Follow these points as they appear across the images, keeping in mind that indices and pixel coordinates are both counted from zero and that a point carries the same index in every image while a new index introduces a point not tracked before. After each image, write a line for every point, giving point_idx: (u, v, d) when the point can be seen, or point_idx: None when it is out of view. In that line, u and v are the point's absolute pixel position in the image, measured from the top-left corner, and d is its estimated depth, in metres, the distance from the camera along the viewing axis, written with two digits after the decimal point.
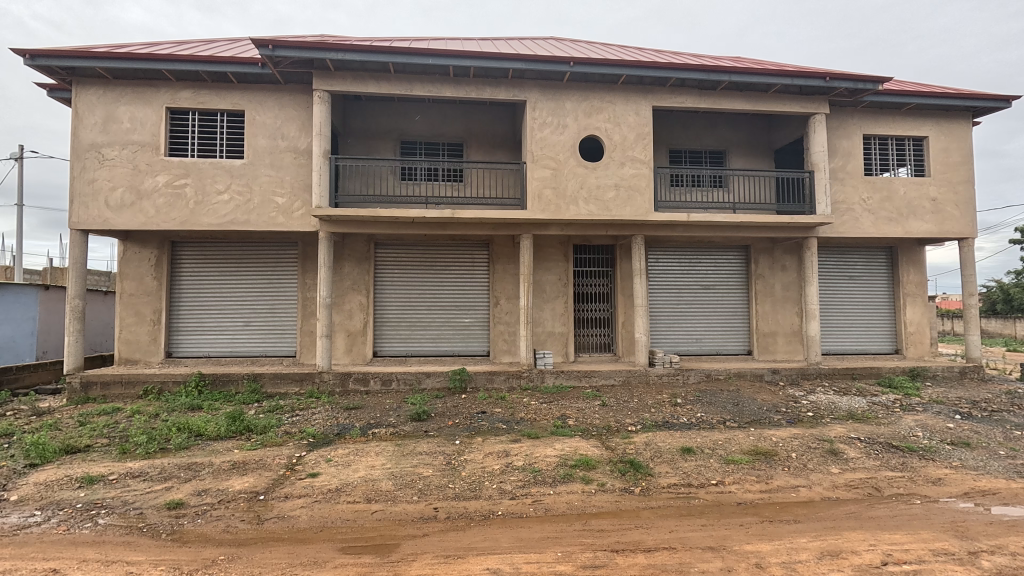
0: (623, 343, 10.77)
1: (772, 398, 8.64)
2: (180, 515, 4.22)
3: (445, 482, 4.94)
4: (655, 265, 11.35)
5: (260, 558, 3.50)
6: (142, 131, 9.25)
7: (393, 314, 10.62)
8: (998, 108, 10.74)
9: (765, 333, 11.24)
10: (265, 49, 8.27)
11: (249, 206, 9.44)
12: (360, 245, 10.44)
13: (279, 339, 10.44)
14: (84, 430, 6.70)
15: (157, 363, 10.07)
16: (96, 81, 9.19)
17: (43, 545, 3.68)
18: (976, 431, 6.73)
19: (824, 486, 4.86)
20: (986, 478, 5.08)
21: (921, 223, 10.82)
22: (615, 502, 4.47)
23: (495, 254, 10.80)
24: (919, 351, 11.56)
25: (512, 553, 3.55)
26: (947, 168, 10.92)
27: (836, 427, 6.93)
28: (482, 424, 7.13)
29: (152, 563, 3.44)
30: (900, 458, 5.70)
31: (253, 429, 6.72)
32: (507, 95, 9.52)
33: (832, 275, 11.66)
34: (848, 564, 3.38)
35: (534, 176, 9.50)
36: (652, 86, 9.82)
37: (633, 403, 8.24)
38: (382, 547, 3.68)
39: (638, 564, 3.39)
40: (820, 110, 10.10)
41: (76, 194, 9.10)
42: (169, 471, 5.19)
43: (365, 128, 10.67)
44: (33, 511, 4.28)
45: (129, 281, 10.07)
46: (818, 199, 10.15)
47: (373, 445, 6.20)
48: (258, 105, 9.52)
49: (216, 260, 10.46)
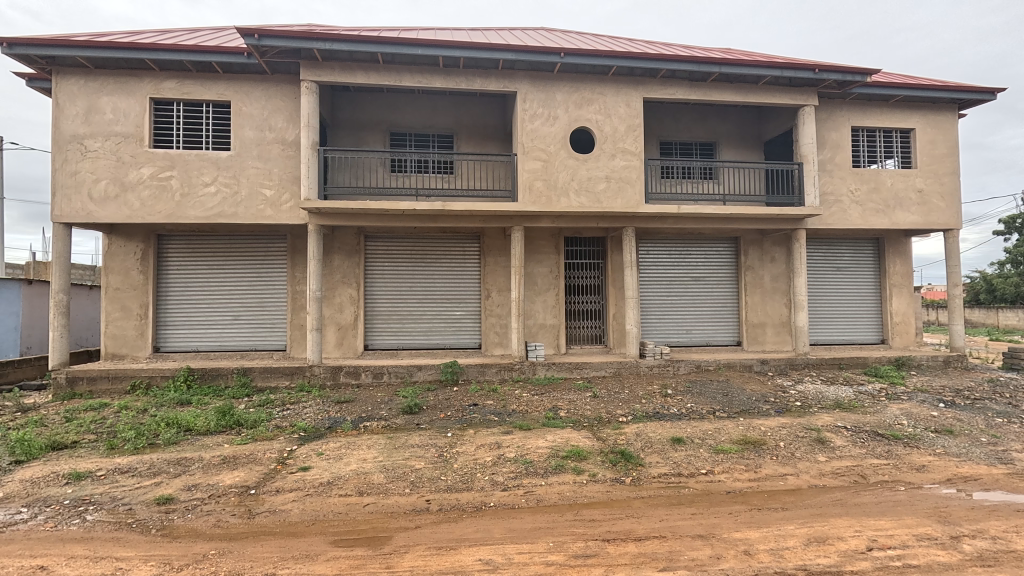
0: (613, 335, 10.87)
1: (761, 388, 8.78)
2: (170, 510, 4.19)
3: (438, 473, 4.96)
4: (645, 257, 11.41)
5: (252, 552, 3.48)
6: (125, 122, 9.06)
7: (383, 307, 10.57)
8: (985, 99, 10.83)
9: (754, 325, 11.34)
10: (250, 38, 8.10)
11: (237, 199, 9.30)
12: (351, 238, 10.37)
13: (269, 333, 10.35)
14: (70, 426, 6.61)
15: (145, 358, 9.96)
16: (76, 70, 8.96)
17: (30, 542, 3.64)
18: (959, 419, 6.86)
19: (811, 474, 4.93)
20: (969, 465, 5.19)
21: (907, 215, 10.94)
22: (606, 492, 4.50)
23: (486, 246, 10.77)
24: (904, 340, 11.74)
25: (504, 544, 3.57)
26: (933, 159, 11.03)
27: (823, 417, 7.04)
28: (474, 416, 7.15)
29: (142, 559, 3.41)
30: (886, 445, 5.81)
31: (243, 423, 6.69)
32: (498, 86, 9.44)
33: (820, 266, 11.78)
34: (835, 550, 3.44)
35: (525, 168, 9.46)
36: (643, 77, 9.78)
37: (624, 394, 8.30)
38: (374, 539, 3.68)
39: (629, 552, 3.42)
40: (810, 102, 10.13)
41: (59, 187, 8.91)
42: (158, 466, 5.14)
43: (354, 119, 10.54)
44: (20, 507, 4.23)
45: (114, 276, 9.91)
46: (807, 190, 10.21)
47: (365, 438, 6.18)
48: (244, 95, 9.35)
49: (204, 254, 10.32)
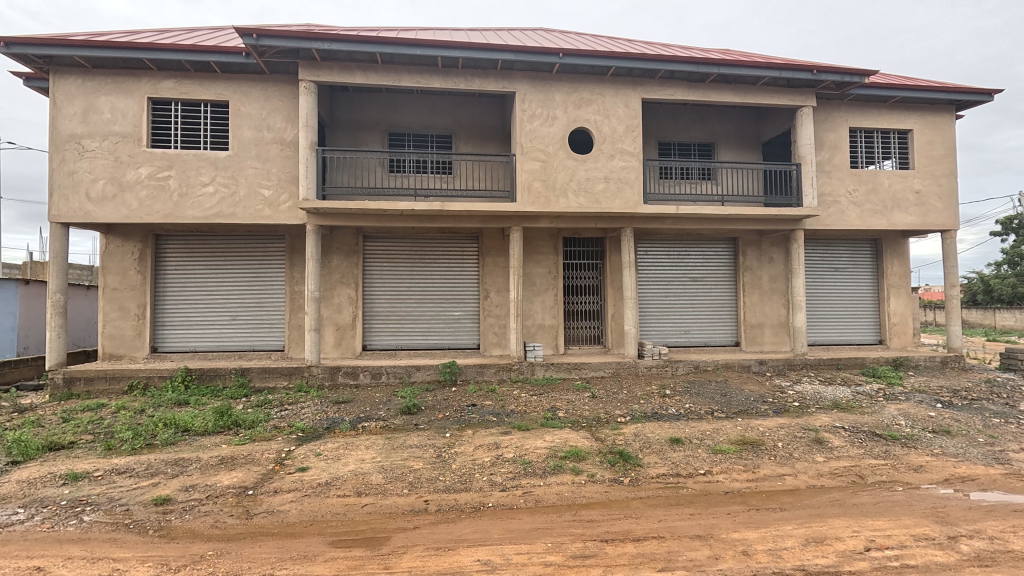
0: (612, 335, 10.86)
1: (759, 388, 8.80)
2: (167, 510, 4.19)
3: (436, 474, 4.95)
4: (644, 257, 11.42)
5: (250, 553, 3.47)
6: (123, 122, 9.04)
7: (382, 307, 10.55)
8: (982, 101, 10.87)
9: (753, 325, 11.35)
10: (249, 38, 8.07)
11: (235, 199, 9.29)
12: (349, 238, 10.36)
13: (267, 333, 10.33)
14: (68, 427, 6.58)
15: (143, 358, 9.94)
16: (73, 69, 8.93)
17: (27, 543, 3.63)
18: (956, 419, 6.89)
19: (809, 474, 4.94)
20: (966, 465, 5.21)
21: (905, 215, 10.97)
22: (605, 492, 4.50)
23: (485, 246, 10.77)
24: (902, 341, 11.77)
25: (503, 544, 3.57)
26: (931, 160, 11.07)
27: (821, 417, 7.06)
28: (473, 416, 7.15)
29: (140, 560, 3.40)
30: (884, 446, 5.81)
31: (241, 423, 6.67)
32: (497, 86, 9.44)
33: (818, 267, 11.80)
34: (833, 550, 3.45)
35: (524, 168, 9.45)
36: (641, 78, 9.80)
37: (622, 395, 8.30)
38: (372, 540, 3.67)
39: (628, 553, 3.42)
40: (808, 103, 10.15)
41: (57, 187, 8.89)
42: (156, 467, 5.13)
43: (353, 119, 10.53)
44: (17, 508, 4.21)
45: (112, 275, 9.88)
46: (806, 191, 10.22)
47: (363, 438, 6.17)
48: (242, 95, 9.34)
49: (202, 253, 10.30)
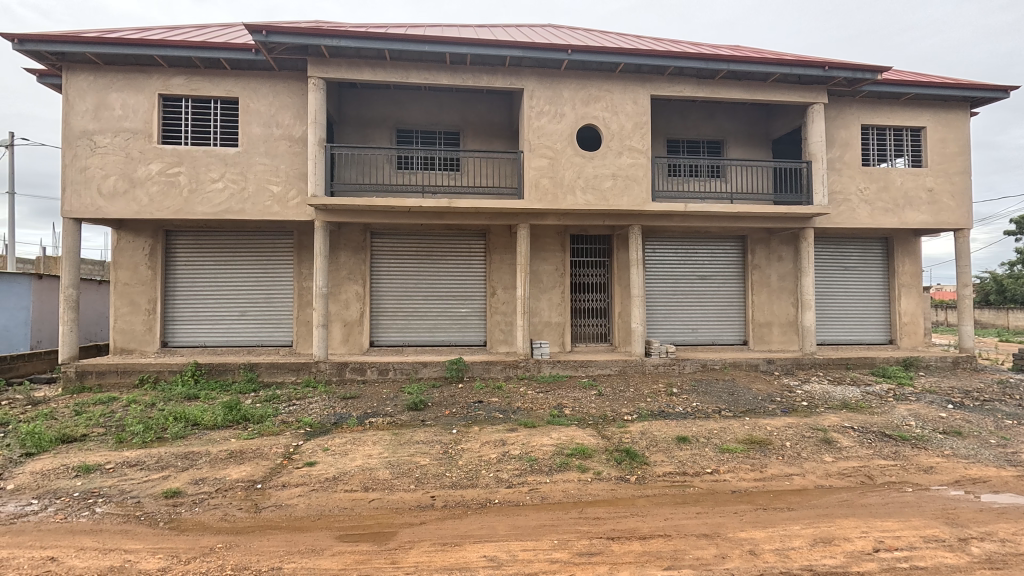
0: (619, 333, 10.82)
1: (767, 387, 8.72)
2: (177, 503, 4.23)
3: (442, 470, 4.97)
4: (652, 255, 11.37)
5: (259, 546, 3.51)
6: (135, 118, 9.12)
7: (389, 304, 10.60)
8: (998, 99, 10.69)
9: (760, 323, 11.28)
10: (258, 35, 8.08)
11: (244, 195, 9.35)
12: (357, 234, 10.39)
13: (276, 329, 10.41)
14: (80, 420, 6.69)
15: (154, 353, 10.04)
16: (86, 66, 9.02)
17: (41, 534, 3.69)
18: (968, 421, 6.80)
19: (817, 475, 4.90)
20: (977, 466, 5.14)
21: (917, 214, 10.83)
22: (611, 490, 4.50)
23: (492, 243, 10.78)
24: (912, 341, 11.64)
25: (508, 540, 3.58)
26: (944, 159, 10.91)
27: (829, 417, 6.99)
28: (479, 413, 7.17)
29: (151, 551, 3.45)
30: (893, 446, 5.76)
31: (250, 418, 6.73)
32: (504, 83, 9.42)
33: (828, 265, 11.70)
34: (841, 551, 3.43)
35: (531, 165, 9.43)
36: (651, 74, 9.72)
37: (629, 393, 8.27)
38: (379, 534, 3.70)
39: (633, 551, 3.42)
40: (819, 100, 10.03)
41: (69, 182, 8.99)
42: (166, 461, 5.18)
43: (361, 116, 10.56)
44: (31, 499, 4.28)
45: (123, 270, 9.99)
46: (816, 189, 10.08)
47: (370, 434, 6.22)
48: (252, 92, 9.39)
49: (212, 249, 10.39)
